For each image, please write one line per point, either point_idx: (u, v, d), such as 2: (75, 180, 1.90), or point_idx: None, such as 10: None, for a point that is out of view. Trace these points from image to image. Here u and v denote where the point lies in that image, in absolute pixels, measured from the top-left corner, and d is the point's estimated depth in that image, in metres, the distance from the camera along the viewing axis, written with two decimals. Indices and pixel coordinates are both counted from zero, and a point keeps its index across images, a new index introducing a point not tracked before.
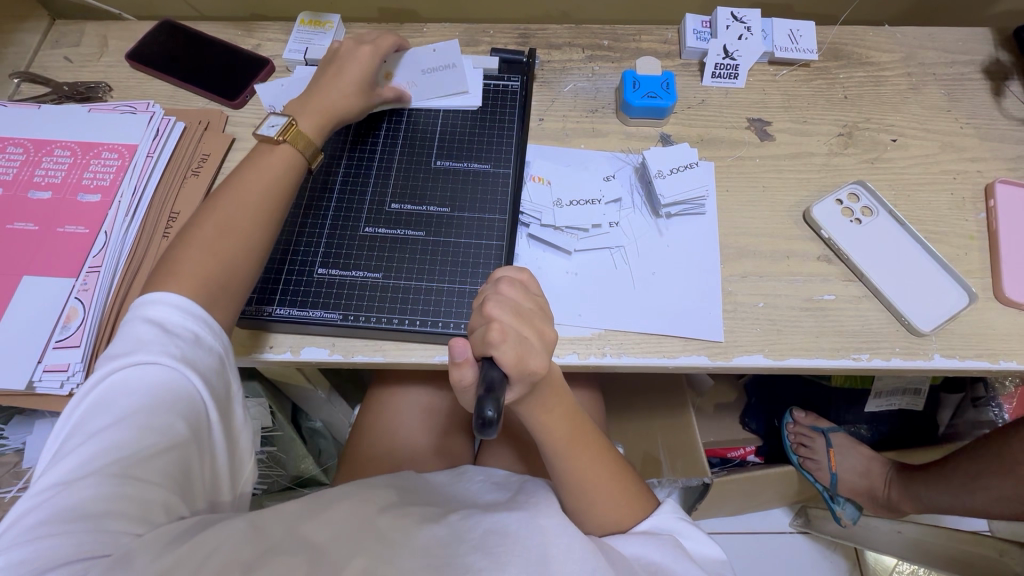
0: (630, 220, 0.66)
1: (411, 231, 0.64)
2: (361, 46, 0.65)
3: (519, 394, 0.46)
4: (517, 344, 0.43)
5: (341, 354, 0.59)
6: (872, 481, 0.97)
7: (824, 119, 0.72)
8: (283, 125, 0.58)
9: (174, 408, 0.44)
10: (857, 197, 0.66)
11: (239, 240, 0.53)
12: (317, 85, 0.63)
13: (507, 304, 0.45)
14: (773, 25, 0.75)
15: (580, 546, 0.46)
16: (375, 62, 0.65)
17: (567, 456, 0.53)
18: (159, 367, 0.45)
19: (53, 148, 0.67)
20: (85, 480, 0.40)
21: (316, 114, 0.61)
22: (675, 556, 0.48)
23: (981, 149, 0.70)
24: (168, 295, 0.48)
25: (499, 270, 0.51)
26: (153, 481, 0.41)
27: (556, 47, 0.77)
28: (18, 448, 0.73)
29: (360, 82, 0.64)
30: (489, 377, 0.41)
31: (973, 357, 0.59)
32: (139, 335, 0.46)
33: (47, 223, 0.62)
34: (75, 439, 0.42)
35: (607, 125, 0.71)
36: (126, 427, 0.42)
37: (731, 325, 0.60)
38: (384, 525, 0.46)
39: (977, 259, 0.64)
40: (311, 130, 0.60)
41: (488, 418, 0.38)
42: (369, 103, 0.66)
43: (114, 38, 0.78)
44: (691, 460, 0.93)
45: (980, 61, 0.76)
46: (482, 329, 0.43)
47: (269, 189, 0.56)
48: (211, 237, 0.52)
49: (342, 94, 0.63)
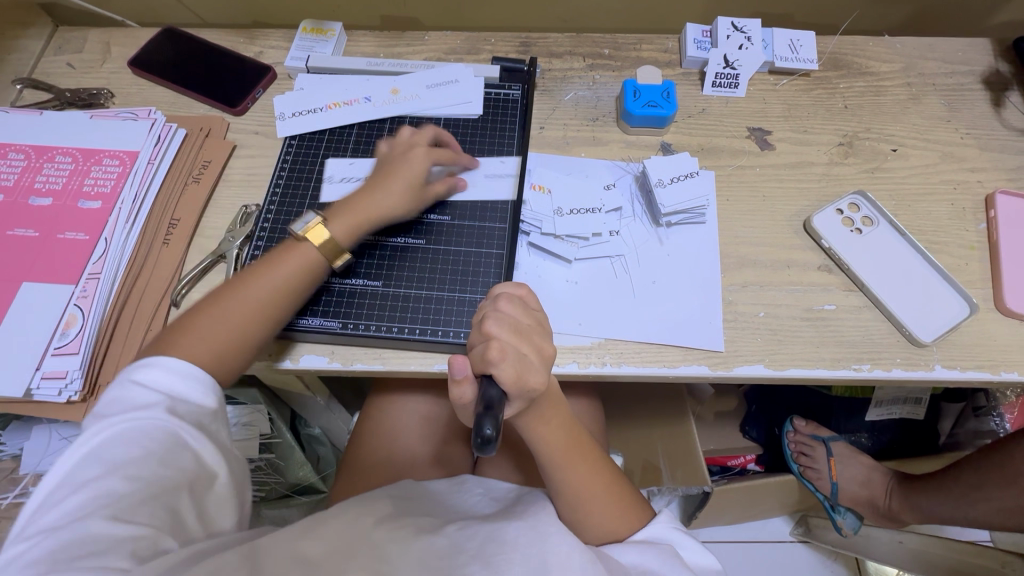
0: (630, 229, 0.66)
1: (412, 240, 0.64)
2: (416, 148, 0.63)
3: (518, 409, 0.46)
4: (516, 362, 0.43)
5: (340, 363, 0.59)
6: (873, 490, 0.97)
7: (824, 128, 0.72)
8: (310, 224, 0.57)
9: (169, 449, 0.43)
10: (857, 207, 0.66)
11: (235, 334, 0.52)
12: (362, 187, 0.62)
13: (506, 321, 0.45)
14: (773, 35, 0.75)
15: (578, 554, 0.46)
16: (427, 167, 0.62)
17: (564, 465, 0.53)
18: (155, 411, 0.44)
19: (54, 155, 0.67)
20: (77, 523, 0.38)
21: (352, 216, 0.59)
22: (671, 564, 0.48)
23: (981, 159, 0.70)
24: (162, 359, 0.48)
25: (499, 286, 0.51)
26: (149, 519, 0.40)
27: (557, 56, 0.78)
28: (16, 453, 0.73)
29: (406, 190, 0.61)
30: (488, 396, 0.41)
31: (974, 368, 0.58)
32: (129, 389, 0.46)
33: (48, 229, 0.62)
34: (58, 492, 0.40)
35: (607, 134, 0.72)
36: (117, 472, 0.41)
37: (731, 335, 0.60)
38: (380, 539, 0.46)
39: (977, 269, 0.64)
40: (340, 233, 0.58)
41: (487, 436, 0.38)
42: (419, 205, 0.62)
43: (117, 45, 0.78)
44: (690, 469, 0.92)
45: (979, 71, 0.76)
46: (482, 346, 0.43)
47: (278, 290, 0.54)
48: (210, 329, 0.51)
49: (387, 198, 0.60)
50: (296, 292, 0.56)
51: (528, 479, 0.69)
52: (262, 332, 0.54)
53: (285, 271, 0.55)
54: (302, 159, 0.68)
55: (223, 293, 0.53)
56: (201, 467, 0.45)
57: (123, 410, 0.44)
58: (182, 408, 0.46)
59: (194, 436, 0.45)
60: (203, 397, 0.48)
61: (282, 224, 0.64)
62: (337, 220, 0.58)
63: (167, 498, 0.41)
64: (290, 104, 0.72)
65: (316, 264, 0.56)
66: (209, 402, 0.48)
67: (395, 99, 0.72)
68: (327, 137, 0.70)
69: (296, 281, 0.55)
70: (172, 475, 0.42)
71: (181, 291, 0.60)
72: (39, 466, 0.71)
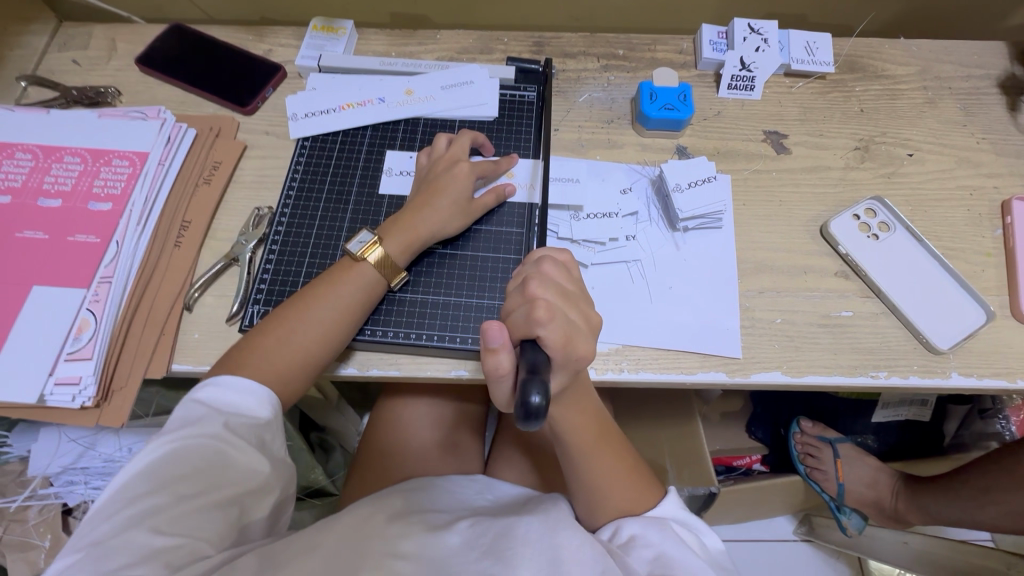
0: (646, 233, 0.65)
1: (455, 246, 0.63)
2: (459, 163, 0.62)
3: (561, 383, 0.44)
4: (564, 324, 0.41)
5: (357, 368, 0.59)
6: (879, 492, 0.97)
7: (840, 132, 0.72)
8: (369, 242, 0.58)
9: (218, 462, 0.46)
10: (873, 213, 0.66)
11: (299, 354, 0.54)
12: (411, 204, 0.61)
13: (550, 283, 0.44)
14: (789, 36, 0.75)
15: (589, 548, 0.45)
16: (471, 181, 0.62)
17: (587, 454, 0.52)
18: (209, 426, 0.47)
19: (63, 155, 0.65)
20: (128, 529, 0.41)
21: (403, 235, 0.59)
22: (676, 544, 0.46)
23: (997, 164, 0.70)
24: (227, 375, 0.51)
25: (538, 251, 0.50)
26: (190, 528, 0.43)
27: (570, 56, 0.77)
28: (22, 456, 0.73)
29: (453, 206, 0.60)
30: (532, 358, 0.38)
31: (990, 376, 0.59)
32: (190, 402, 0.49)
33: (58, 232, 0.61)
34: (114, 500, 0.43)
35: (623, 137, 0.71)
36: (168, 483, 0.44)
37: (749, 341, 0.60)
38: (391, 534, 0.46)
39: (993, 276, 0.64)
40: (397, 253, 0.58)
41: (534, 407, 0.35)
42: (466, 221, 0.62)
43: (123, 42, 0.77)
44: (698, 470, 0.93)
45: (995, 75, 0.76)
46: (526, 308, 0.41)
47: (340, 314, 0.55)
48: (275, 350, 0.53)
49: (434, 215, 0.60)
50: (353, 312, 0.56)
51: (542, 480, 0.68)
52: (325, 352, 0.55)
53: (344, 290, 0.56)
54: (316, 160, 0.68)
55: (286, 312, 0.55)
56: (248, 479, 0.47)
57: (178, 423, 0.47)
58: (235, 423, 0.48)
59: (243, 450, 0.47)
60: (257, 411, 0.50)
61: (297, 226, 0.64)
62: (391, 242, 0.58)
63: (210, 509, 0.44)
64: (302, 105, 0.70)
65: (374, 284, 0.57)
66: (262, 416, 0.50)
67: (410, 100, 0.71)
68: (341, 139, 0.69)
69: (356, 301, 0.56)
70: (218, 487, 0.45)
71: (194, 295, 0.60)
72: (48, 468, 0.70)
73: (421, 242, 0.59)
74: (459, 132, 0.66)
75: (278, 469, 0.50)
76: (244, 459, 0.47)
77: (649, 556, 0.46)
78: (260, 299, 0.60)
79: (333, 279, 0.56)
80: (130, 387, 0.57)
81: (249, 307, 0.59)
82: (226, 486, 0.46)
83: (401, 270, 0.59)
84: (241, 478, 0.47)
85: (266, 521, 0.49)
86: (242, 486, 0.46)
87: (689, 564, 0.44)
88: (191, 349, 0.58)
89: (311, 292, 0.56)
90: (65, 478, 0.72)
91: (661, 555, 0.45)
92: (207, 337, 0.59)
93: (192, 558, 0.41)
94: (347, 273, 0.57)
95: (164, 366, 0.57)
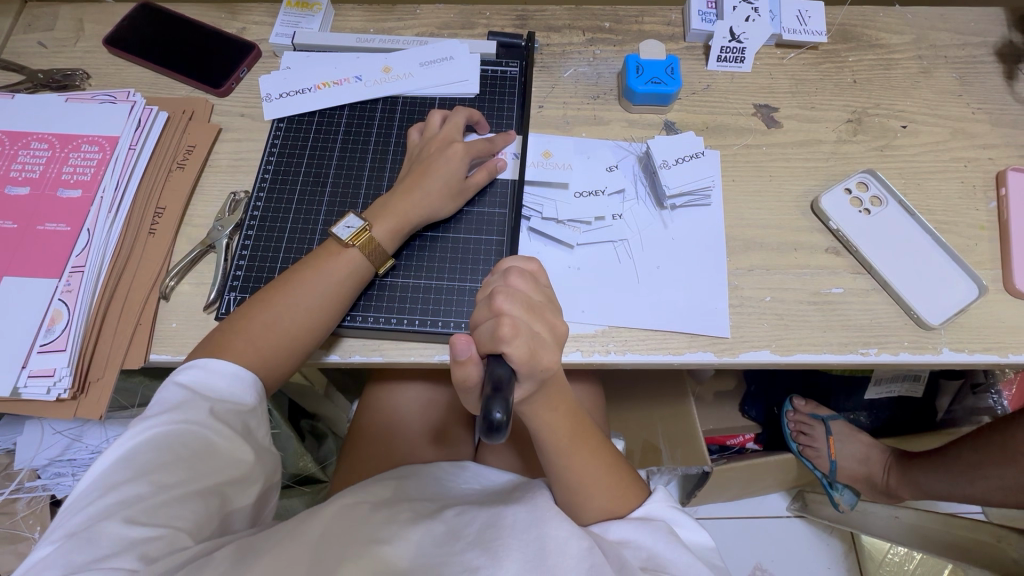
0: (633, 212, 0.64)
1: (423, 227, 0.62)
2: (453, 144, 0.60)
3: (526, 392, 0.44)
4: (529, 338, 0.41)
5: (340, 356, 0.57)
6: (871, 468, 0.97)
7: (833, 104, 0.70)
8: (358, 230, 0.56)
9: (201, 449, 0.45)
10: (865, 187, 0.64)
11: (284, 338, 0.52)
12: (399, 186, 0.59)
13: (517, 297, 0.43)
14: (781, 5, 0.72)
15: (576, 540, 0.44)
16: (463, 163, 0.60)
17: (567, 452, 0.50)
18: (193, 411, 0.46)
19: (29, 141, 0.64)
20: (106, 518, 0.40)
21: (389, 218, 0.57)
22: (669, 543, 0.46)
23: (992, 135, 0.68)
24: (211, 359, 0.50)
25: (507, 258, 0.49)
26: (170, 517, 0.42)
27: (555, 30, 0.74)
28: (8, 449, 0.71)
29: (442, 188, 0.59)
30: (496, 375, 0.39)
31: (982, 351, 0.58)
32: (172, 386, 0.48)
33: (26, 221, 0.60)
34: (93, 490, 0.42)
35: (608, 112, 0.69)
36: (148, 472, 0.43)
37: (737, 321, 0.59)
38: (376, 524, 0.45)
39: (987, 250, 0.62)
40: (384, 237, 0.57)
41: (496, 422, 0.36)
42: (451, 203, 0.60)
43: (90, 22, 0.74)
44: (690, 449, 0.92)
45: (992, 42, 0.73)
46: (492, 324, 0.41)
47: (325, 296, 0.54)
48: (260, 334, 0.52)
49: (421, 197, 0.58)
50: (338, 298, 0.54)
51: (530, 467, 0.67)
52: (310, 339, 0.53)
53: (327, 273, 0.54)
54: (293, 142, 0.66)
55: (270, 295, 0.54)
56: (232, 468, 0.46)
57: (158, 411, 0.46)
58: (220, 409, 0.48)
59: (227, 437, 0.46)
60: (241, 398, 0.49)
61: (273, 212, 0.62)
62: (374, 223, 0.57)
63: (191, 497, 0.43)
64: (276, 84, 0.68)
65: (356, 265, 0.55)
66: (248, 404, 0.49)
67: (390, 78, 0.68)
68: (317, 119, 0.67)
69: (338, 281, 0.55)
70: (200, 474, 0.44)
71: (170, 283, 0.58)
72: (34, 461, 0.69)
73: (410, 225, 0.58)
74: (453, 109, 0.64)
75: (262, 460, 0.49)
76: (223, 447, 0.46)
77: (644, 555, 0.46)
78: (236, 286, 0.58)
79: (317, 261, 0.55)
80: (106, 378, 0.56)
81: (225, 296, 0.58)
82: (209, 474, 0.45)
83: (388, 256, 0.57)
84: (224, 467, 0.46)
85: (250, 511, 0.48)
86: (224, 475, 0.46)
87: (682, 563, 0.44)
88: (169, 339, 0.57)
89: (298, 273, 0.55)
90: (51, 470, 0.71)
91: (654, 555, 0.45)
92: (184, 326, 0.57)
93: (172, 546, 0.40)
94: (323, 256, 0.55)
95: (141, 356, 0.56)
